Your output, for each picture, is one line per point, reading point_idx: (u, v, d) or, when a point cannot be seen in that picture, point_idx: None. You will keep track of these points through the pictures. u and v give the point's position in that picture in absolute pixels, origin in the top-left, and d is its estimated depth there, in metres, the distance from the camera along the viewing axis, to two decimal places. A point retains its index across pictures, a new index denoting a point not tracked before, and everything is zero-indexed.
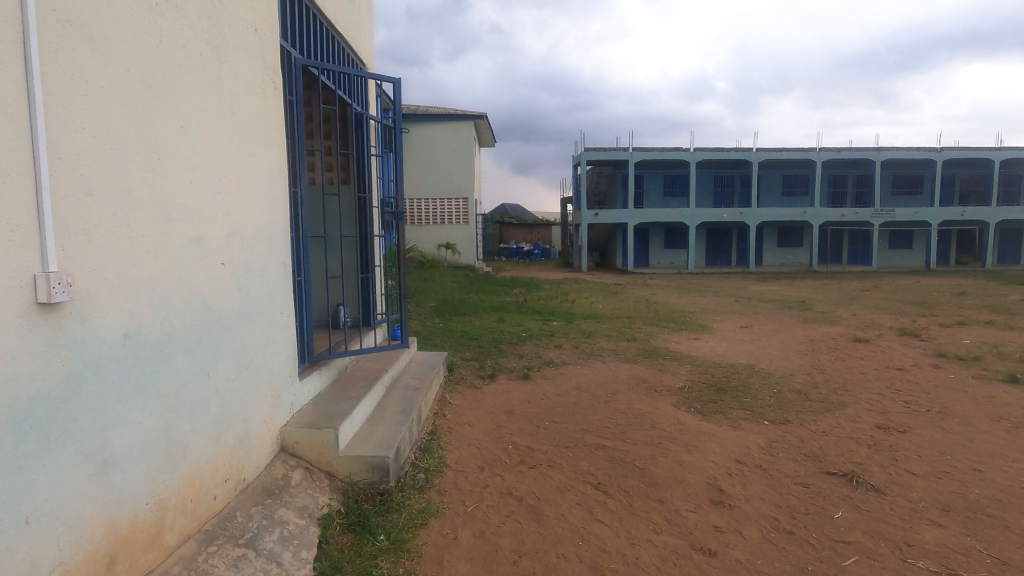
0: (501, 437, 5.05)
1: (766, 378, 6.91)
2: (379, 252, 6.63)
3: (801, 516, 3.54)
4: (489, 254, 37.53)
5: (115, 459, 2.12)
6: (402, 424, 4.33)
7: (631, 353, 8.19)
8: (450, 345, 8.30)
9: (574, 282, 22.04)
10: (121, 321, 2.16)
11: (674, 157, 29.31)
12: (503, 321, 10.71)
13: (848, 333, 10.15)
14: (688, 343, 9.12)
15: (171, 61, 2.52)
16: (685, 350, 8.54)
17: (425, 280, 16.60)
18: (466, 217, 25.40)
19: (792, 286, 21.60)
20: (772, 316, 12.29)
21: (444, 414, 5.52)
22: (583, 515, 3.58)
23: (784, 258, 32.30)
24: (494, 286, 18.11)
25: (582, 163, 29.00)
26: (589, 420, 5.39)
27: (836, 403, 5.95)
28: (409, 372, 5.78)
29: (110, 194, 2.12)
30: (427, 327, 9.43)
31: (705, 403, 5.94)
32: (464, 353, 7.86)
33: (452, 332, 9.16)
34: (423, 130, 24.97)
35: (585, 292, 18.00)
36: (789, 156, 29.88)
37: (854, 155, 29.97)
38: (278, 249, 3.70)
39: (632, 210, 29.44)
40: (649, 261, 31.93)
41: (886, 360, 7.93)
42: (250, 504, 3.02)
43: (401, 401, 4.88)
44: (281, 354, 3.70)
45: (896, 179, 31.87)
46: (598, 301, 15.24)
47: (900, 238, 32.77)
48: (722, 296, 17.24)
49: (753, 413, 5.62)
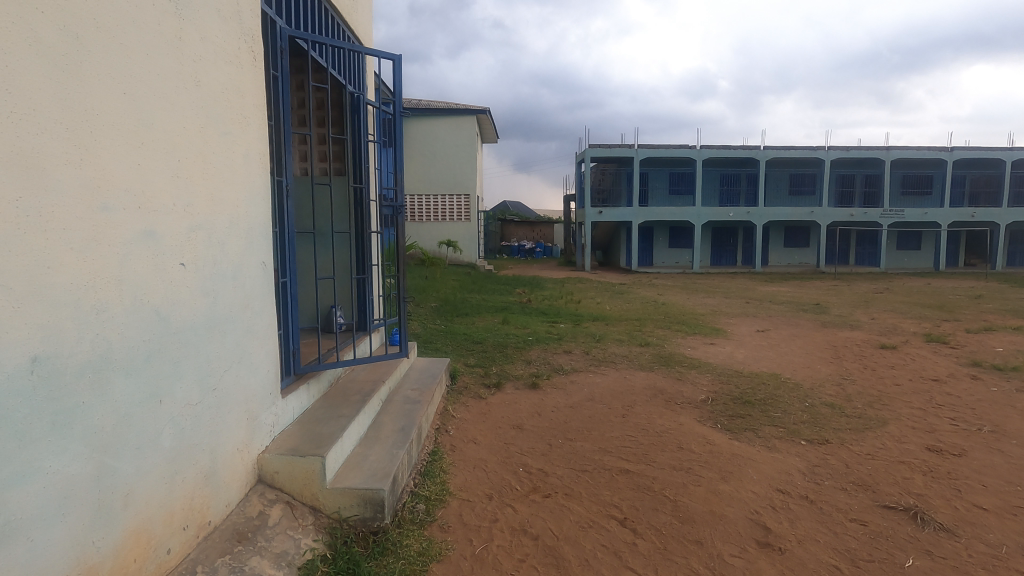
0: (510, 458, 4.53)
1: (795, 389, 6.39)
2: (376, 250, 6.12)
3: (866, 565, 3.03)
4: (490, 252, 37.00)
5: (16, 524, 1.61)
6: (399, 447, 3.81)
7: (646, 360, 7.67)
8: (452, 349, 7.79)
9: (578, 282, 21.53)
10: (26, 341, 1.65)
11: (680, 155, 28.78)
12: (508, 323, 10.19)
13: (871, 338, 9.62)
14: (704, 349, 8.61)
15: (110, 7, 2.00)
16: (702, 356, 8.02)
17: (425, 279, 16.08)
18: (468, 213, 24.85)
19: (801, 287, 21.04)
20: (787, 320, 11.77)
21: (446, 430, 5.00)
22: (610, 562, 3.06)
23: (791, 259, 31.76)
24: (495, 285, 17.58)
25: (587, 159, 28.47)
26: (607, 439, 4.87)
27: (875, 420, 5.43)
28: (408, 383, 5.25)
29: (9, 174, 1.61)
30: (427, 330, 8.91)
31: (732, 418, 5.43)
32: (468, 358, 7.34)
33: (454, 336, 8.65)
34: (424, 125, 24.45)
35: (590, 292, 17.47)
36: (797, 154, 29.33)
37: (863, 154, 29.44)
38: (256, 246, 3.16)
39: (636, 208, 28.92)
40: (653, 260, 31.40)
41: (918, 370, 7.41)
42: (215, 555, 2.50)
43: (398, 418, 4.36)
44: (259, 369, 3.17)
45: (905, 179, 31.33)
46: (605, 302, 14.69)
47: (909, 238, 32.22)
48: (732, 297, 16.73)
49: (787, 431, 5.10)
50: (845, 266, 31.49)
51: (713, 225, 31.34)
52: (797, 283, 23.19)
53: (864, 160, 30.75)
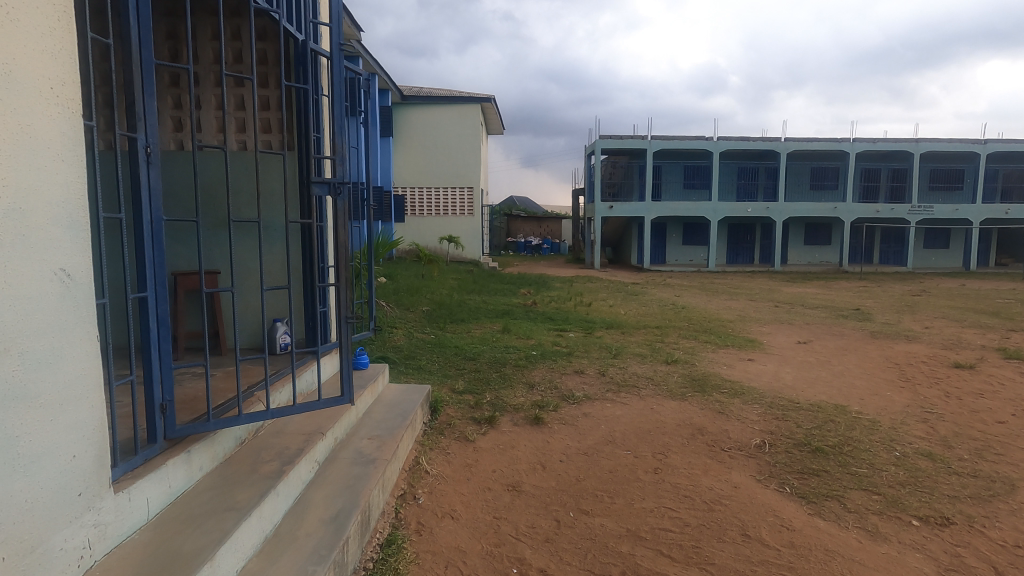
0: (502, 548, 3.15)
1: (871, 427, 4.96)
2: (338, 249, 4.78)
3: None
4: (496, 248, 35.66)
5: None
6: (321, 558, 2.43)
7: (675, 383, 6.25)
8: (438, 369, 6.41)
9: (588, 280, 20.12)
10: None
11: (696, 147, 27.24)
12: (509, 332, 8.78)
13: (938, 354, 8.13)
14: (742, 367, 7.18)
15: None
16: (743, 378, 6.59)
17: (421, 278, 14.71)
18: (471, 207, 23.43)
19: (830, 288, 19.48)
20: (829, 328, 10.30)
21: (414, 497, 3.63)
22: None
23: (811, 257, 30.14)
24: (499, 284, 16.21)
25: (596, 152, 27.03)
26: (637, 514, 3.49)
27: (1001, 483, 3.99)
28: (365, 430, 3.89)
29: None
30: (412, 342, 7.55)
31: (803, 477, 4.03)
32: (455, 381, 5.98)
33: (442, 349, 7.28)
34: (424, 113, 23.06)
35: (601, 293, 16.04)
36: (820, 147, 27.70)
37: (890, 147, 27.75)
38: (41, 242, 1.79)
39: (648, 203, 27.39)
40: (666, 257, 29.93)
41: (1017, 400, 5.93)
42: None
43: (335, 495, 2.99)
44: (48, 462, 1.80)
45: (934, 173, 29.58)
46: (618, 305, 13.25)
47: (937, 236, 30.46)
48: (757, 300, 15.25)
49: (886, 501, 3.70)
50: (870, 265, 29.81)
51: (729, 221, 29.79)
52: (822, 283, 21.69)
53: (890, 153, 29.06)
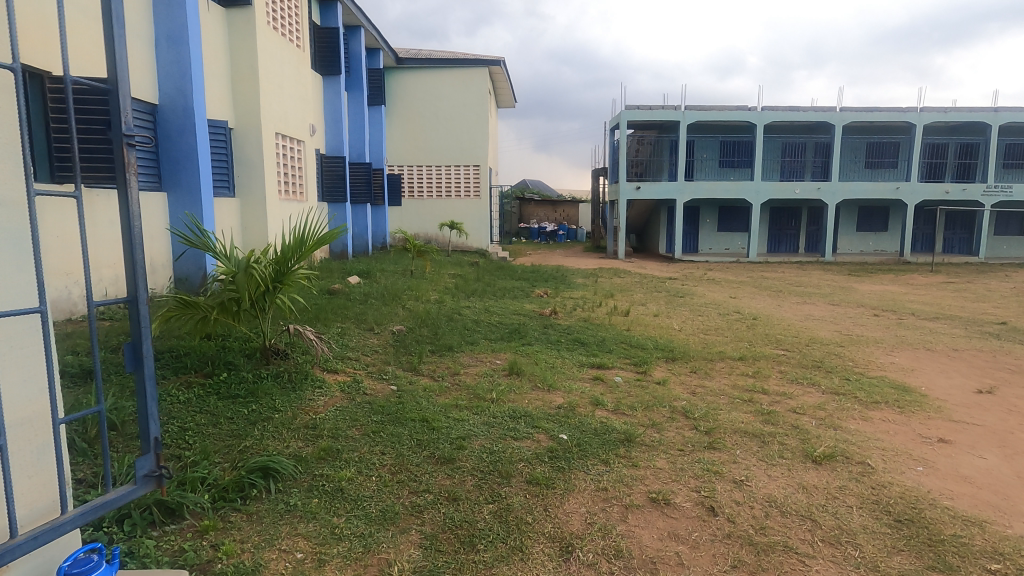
0: None
1: None
2: (9, 264, 1.73)
3: None
4: (506, 234, 32.30)
5: None
6: None
7: (869, 534, 2.94)
8: (374, 496, 3.12)
9: (614, 275, 16.77)
10: None
11: (737, 118, 23.59)
12: (521, 379, 5.44)
13: None
14: (958, 471, 3.81)
15: None
16: (990, 509, 3.29)
17: (408, 276, 11.53)
18: (477, 188, 20.10)
19: (913, 286, 15.98)
20: (995, 360, 6.93)
21: None
22: None
23: (864, 245, 26.46)
24: (509, 282, 12.98)
25: (622, 125, 23.55)
26: None
27: None
28: None
29: None
30: (344, 410, 4.28)
31: None
32: (400, 549, 2.70)
33: (395, 430, 3.94)
34: (421, 78, 19.64)
35: (637, 294, 12.71)
36: (882, 117, 23.92)
37: (963, 117, 23.81)
38: None
39: (681, 183, 23.86)
40: (699, 246, 26.39)
41: None
42: None
43: None
44: None
45: (1012, 148, 25.47)
46: (665, 314, 9.99)
47: (1011, 221, 26.50)
48: (841, 304, 11.83)
49: None
50: (932, 254, 26.08)
51: (772, 204, 26.11)
52: (894, 278, 18.19)
53: (961, 125, 25.07)
